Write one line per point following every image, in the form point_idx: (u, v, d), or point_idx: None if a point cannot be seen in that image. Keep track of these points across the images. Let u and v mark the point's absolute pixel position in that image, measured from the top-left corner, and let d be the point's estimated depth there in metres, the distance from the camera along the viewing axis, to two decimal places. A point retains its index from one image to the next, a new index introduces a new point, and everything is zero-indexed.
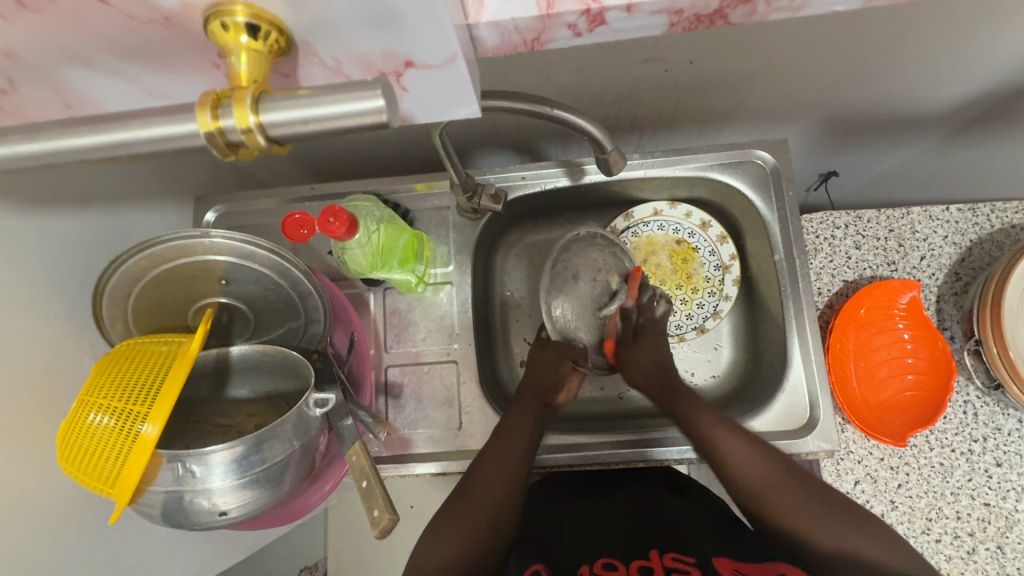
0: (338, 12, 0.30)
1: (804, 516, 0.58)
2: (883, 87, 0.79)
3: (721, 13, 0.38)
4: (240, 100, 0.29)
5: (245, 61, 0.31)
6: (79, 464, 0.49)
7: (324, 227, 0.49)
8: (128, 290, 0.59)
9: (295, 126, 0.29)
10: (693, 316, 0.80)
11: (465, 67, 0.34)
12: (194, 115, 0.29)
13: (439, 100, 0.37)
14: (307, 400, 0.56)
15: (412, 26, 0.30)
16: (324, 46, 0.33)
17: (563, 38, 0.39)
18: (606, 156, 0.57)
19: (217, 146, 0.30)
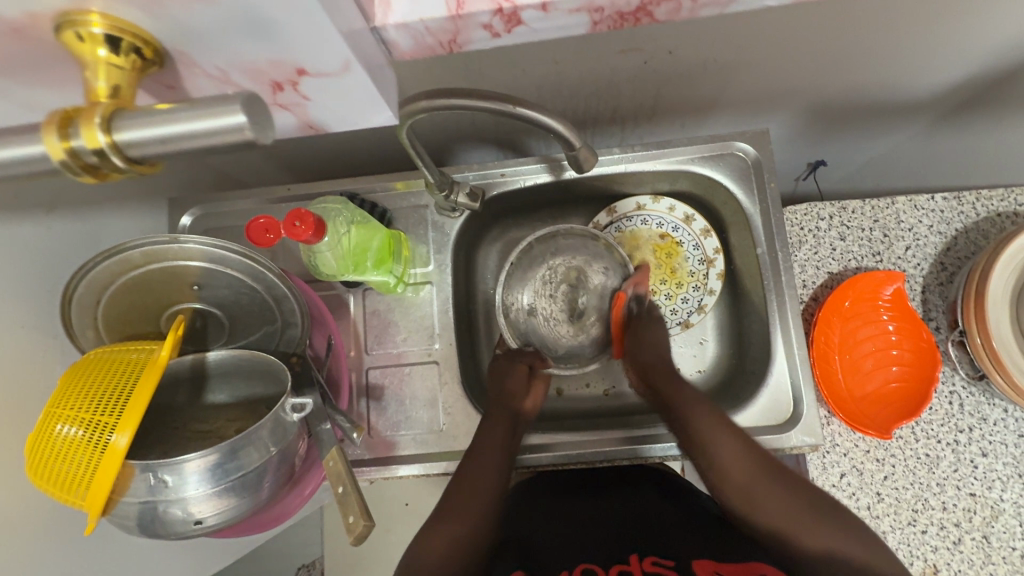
0: (207, 22, 0.29)
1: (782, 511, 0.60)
2: (866, 75, 0.78)
3: (644, 9, 0.40)
4: (90, 121, 0.29)
5: (102, 76, 0.31)
6: (48, 478, 0.48)
7: (291, 231, 0.47)
8: (97, 299, 0.58)
9: (148, 145, 0.29)
10: (677, 311, 0.79)
11: (363, 73, 0.35)
12: (41, 137, 0.28)
13: (344, 111, 0.39)
14: (283, 406, 0.55)
15: (292, 36, 0.31)
16: (203, 56, 0.33)
17: (481, 38, 0.41)
18: (578, 153, 0.55)
19: (70, 169, 0.30)
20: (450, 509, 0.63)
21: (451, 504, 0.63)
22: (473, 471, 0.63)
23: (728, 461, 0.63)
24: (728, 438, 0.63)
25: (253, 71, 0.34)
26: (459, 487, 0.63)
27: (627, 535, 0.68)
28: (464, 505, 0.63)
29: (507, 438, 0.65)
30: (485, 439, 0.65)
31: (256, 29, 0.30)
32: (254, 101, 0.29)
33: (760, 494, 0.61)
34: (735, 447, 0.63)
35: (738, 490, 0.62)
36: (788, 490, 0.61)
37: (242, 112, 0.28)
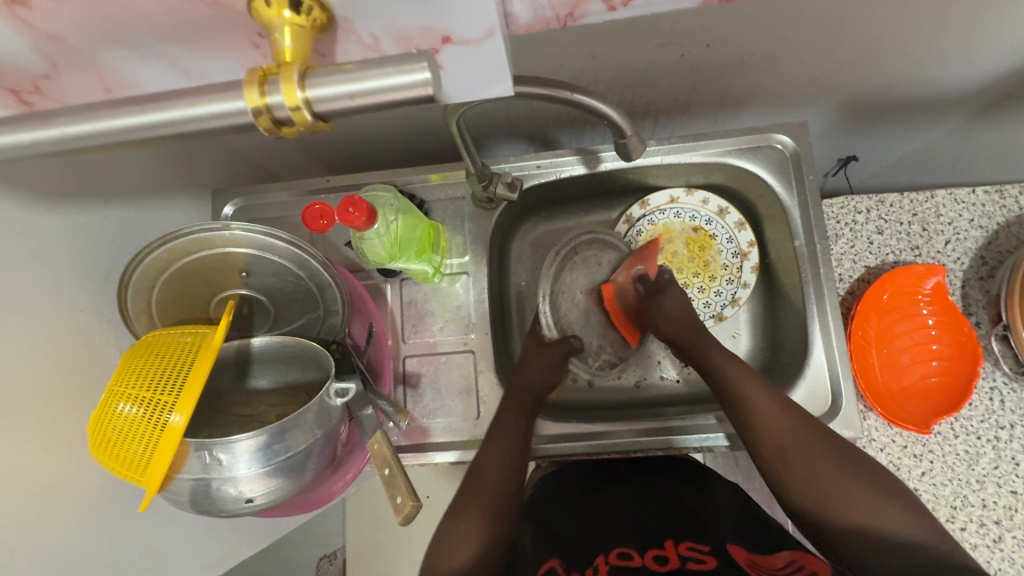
0: None
1: (828, 486, 0.58)
2: (906, 68, 0.77)
3: None
4: (289, 78, 0.29)
5: (288, 37, 0.33)
6: (108, 454, 0.50)
7: (344, 217, 0.49)
8: (151, 283, 0.60)
9: (342, 99, 0.29)
10: (709, 306, 0.80)
11: (501, 42, 0.33)
12: (245, 93, 0.29)
13: (469, 79, 0.36)
14: (327, 390, 0.57)
15: (450, 4, 0.31)
16: (363, 23, 0.34)
17: (597, 12, 0.38)
18: (625, 141, 0.56)
19: (264, 122, 0.30)
20: (460, 517, 0.60)
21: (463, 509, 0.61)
22: (476, 472, 0.64)
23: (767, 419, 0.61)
24: (762, 396, 0.62)
25: (418, 29, 0.33)
26: (467, 490, 0.63)
27: (661, 519, 0.70)
28: (473, 504, 0.61)
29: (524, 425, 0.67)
30: (496, 430, 0.66)
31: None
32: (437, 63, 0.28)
33: (805, 466, 0.59)
34: (772, 406, 0.62)
35: (777, 456, 0.60)
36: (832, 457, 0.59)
37: (427, 71, 0.28)
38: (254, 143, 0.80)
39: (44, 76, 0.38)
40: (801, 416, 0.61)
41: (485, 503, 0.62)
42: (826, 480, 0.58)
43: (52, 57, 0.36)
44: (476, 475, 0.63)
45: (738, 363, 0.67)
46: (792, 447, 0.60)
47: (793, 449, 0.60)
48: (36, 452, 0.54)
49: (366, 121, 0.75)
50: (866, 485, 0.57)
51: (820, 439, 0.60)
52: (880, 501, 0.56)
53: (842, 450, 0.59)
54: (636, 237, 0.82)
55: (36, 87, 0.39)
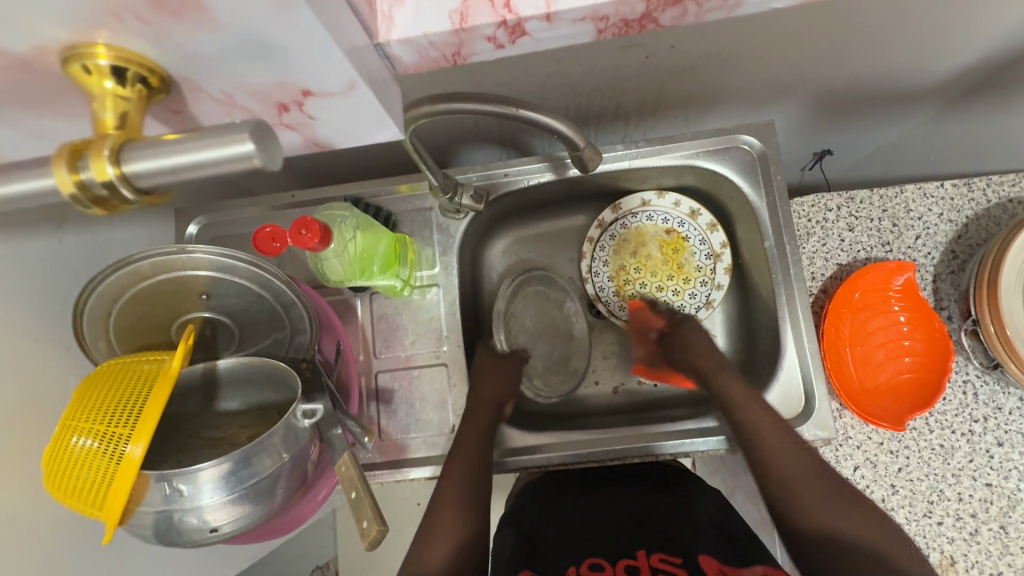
0: (208, 45, 0.29)
1: (806, 498, 0.58)
2: (872, 62, 0.77)
3: (649, 17, 0.39)
4: (100, 153, 0.28)
5: (109, 107, 0.31)
6: (65, 489, 0.49)
7: (297, 239, 0.48)
8: (107, 310, 0.58)
9: (161, 176, 0.28)
10: (673, 313, 0.81)
11: (369, 91, 0.34)
12: (52, 171, 0.27)
13: (356, 127, 0.38)
14: (293, 412, 0.56)
15: (297, 57, 0.30)
16: (208, 80, 0.33)
17: (485, 50, 0.40)
18: (579, 154, 0.55)
19: (81, 203, 0.29)
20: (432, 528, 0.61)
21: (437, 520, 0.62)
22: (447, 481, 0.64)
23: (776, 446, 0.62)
24: (771, 427, 0.63)
25: (260, 95, 0.34)
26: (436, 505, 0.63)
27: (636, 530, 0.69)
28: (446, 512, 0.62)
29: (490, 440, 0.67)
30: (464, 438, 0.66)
31: (251, 46, 0.29)
32: (262, 132, 0.27)
33: (802, 484, 0.59)
34: (781, 438, 0.62)
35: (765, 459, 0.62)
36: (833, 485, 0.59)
37: (250, 141, 0.26)
38: None
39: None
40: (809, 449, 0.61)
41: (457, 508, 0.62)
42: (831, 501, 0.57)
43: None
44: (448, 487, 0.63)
45: (748, 393, 0.67)
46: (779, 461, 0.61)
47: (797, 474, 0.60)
48: None
49: None
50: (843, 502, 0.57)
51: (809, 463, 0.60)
52: (853, 516, 0.56)
53: (830, 472, 0.59)
54: (608, 242, 0.83)
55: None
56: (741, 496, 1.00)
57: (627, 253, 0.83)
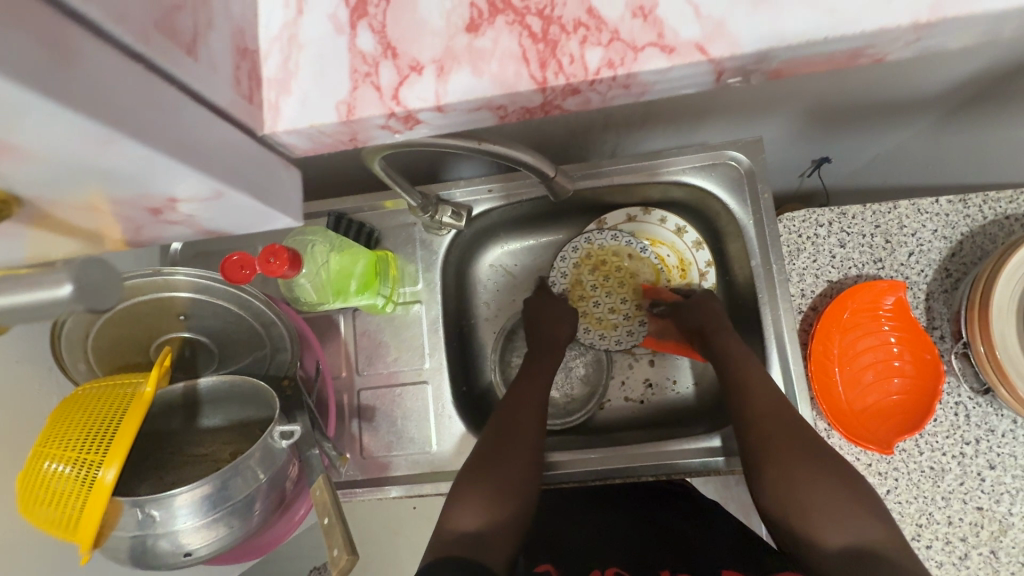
0: (28, 171, 0.25)
1: (799, 484, 0.56)
2: (866, 75, 0.75)
3: (553, 104, 0.34)
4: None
5: None
6: (39, 514, 0.49)
7: (265, 268, 0.47)
8: (84, 332, 0.58)
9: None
10: (606, 337, 0.81)
11: (242, 196, 0.31)
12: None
13: (239, 217, 0.34)
14: (271, 433, 0.56)
15: (137, 179, 0.27)
16: (53, 201, 0.29)
17: (383, 135, 0.35)
18: (553, 180, 0.54)
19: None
20: (469, 491, 0.59)
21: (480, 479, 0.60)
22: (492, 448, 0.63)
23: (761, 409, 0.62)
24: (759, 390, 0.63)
25: (126, 204, 0.30)
26: (479, 463, 0.61)
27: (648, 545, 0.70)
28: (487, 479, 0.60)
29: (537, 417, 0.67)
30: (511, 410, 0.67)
31: (77, 173, 0.25)
32: (84, 270, 0.27)
33: (776, 451, 0.59)
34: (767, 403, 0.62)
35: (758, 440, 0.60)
36: (809, 456, 0.58)
37: (69, 285, 0.26)
38: None
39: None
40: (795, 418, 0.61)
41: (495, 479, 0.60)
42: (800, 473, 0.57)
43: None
44: (494, 451, 0.62)
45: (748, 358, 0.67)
46: (773, 441, 0.60)
47: (775, 441, 0.60)
48: None
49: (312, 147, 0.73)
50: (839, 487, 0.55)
51: (804, 443, 0.59)
52: (851, 505, 0.54)
53: (809, 438, 0.59)
54: (572, 253, 0.82)
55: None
56: (733, 509, 0.99)
57: (592, 266, 0.82)
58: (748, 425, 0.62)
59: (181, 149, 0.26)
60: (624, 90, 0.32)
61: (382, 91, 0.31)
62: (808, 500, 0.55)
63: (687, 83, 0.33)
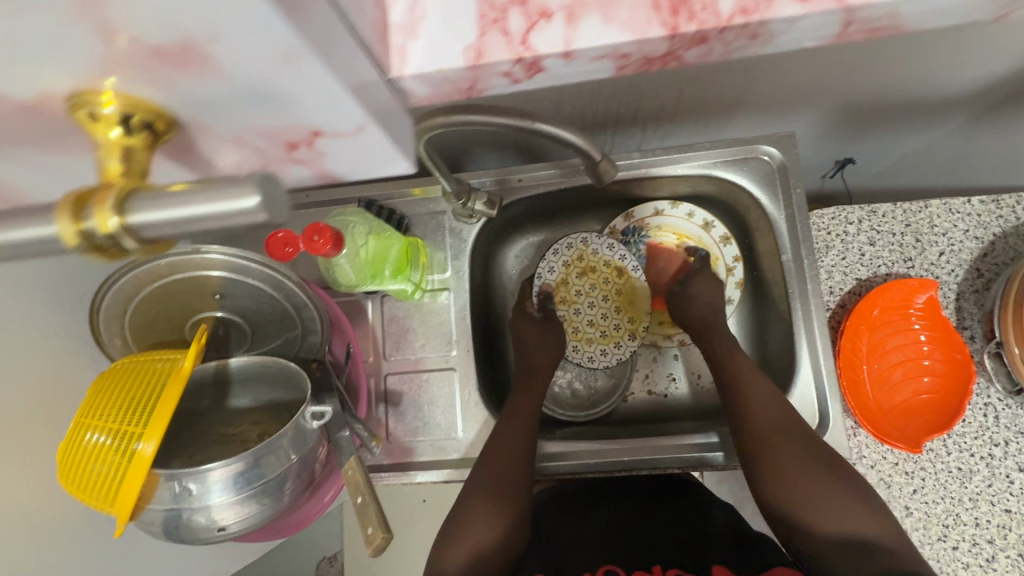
0: (211, 92, 0.30)
1: (805, 484, 0.60)
2: (900, 73, 0.75)
3: (672, 55, 0.40)
4: (102, 204, 0.27)
5: (113, 156, 0.31)
6: (78, 484, 0.50)
7: (309, 246, 0.47)
8: (123, 309, 0.59)
9: (166, 227, 0.27)
10: (608, 352, 0.80)
11: (379, 133, 0.35)
12: (54, 221, 0.26)
13: (364, 160, 0.39)
14: (304, 414, 0.56)
15: (306, 103, 0.31)
16: (219, 124, 0.33)
17: (501, 84, 0.41)
18: (597, 165, 0.53)
19: (79, 250, 0.27)
20: (463, 522, 0.64)
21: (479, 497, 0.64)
22: (480, 486, 0.64)
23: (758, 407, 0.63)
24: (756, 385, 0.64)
25: (270, 134, 0.34)
26: (469, 500, 0.64)
27: (658, 543, 0.71)
28: (476, 516, 0.63)
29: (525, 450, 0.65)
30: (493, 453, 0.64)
31: (259, 93, 0.30)
32: (270, 183, 0.26)
33: (774, 451, 0.61)
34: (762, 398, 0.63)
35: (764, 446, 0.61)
36: (806, 453, 0.61)
37: (257, 197, 0.25)
38: None
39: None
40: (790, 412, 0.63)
41: (484, 523, 0.63)
42: (799, 473, 0.60)
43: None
44: (483, 494, 0.64)
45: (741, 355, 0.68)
46: (780, 444, 0.61)
47: (771, 440, 0.61)
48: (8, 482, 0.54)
49: None
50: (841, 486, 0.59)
51: (805, 442, 0.61)
52: (852, 500, 0.58)
53: (803, 432, 0.61)
54: (558, 260, 0.81)
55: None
56: (750, 508, 0.98)
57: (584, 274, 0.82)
58: (745, 423, 0.63)
59: (339, 65, 0.29)
60: (747, 39, 0.39)
61: (511, 36, 0.37)
62: (812, 500, 0.59)
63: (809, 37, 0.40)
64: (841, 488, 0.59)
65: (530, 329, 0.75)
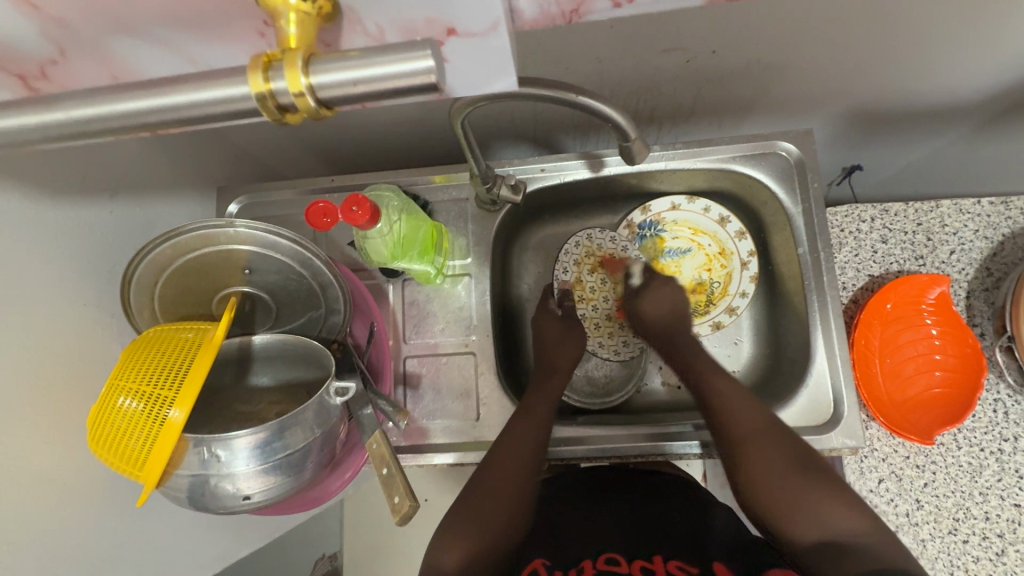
0: None
1: (778, 485, 0.63)
2: (912, 78, 0.77)
3: None
4: (293, 63, 0.28)
5: (293, 24, 0.31)
6: (107, 446, 0.50)
7: (348, 216, 0.54)
8: (154, 279, 0.60)
9: (346, 86, 0.28)
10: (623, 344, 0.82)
11: (507, 36, 0.33)
12: (247, 78, 0.28)
13: (477, 71, 0.36)
14: (327, 389, 0.56)
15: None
16: (367, 12, 0.33)
17: (602, 9, 0.37)
18: (630, 145, 0.57)
19: (268, 110, 0.29)
20: (452, 533, 0.61)
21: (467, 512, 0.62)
22: (483, 485, 0.63)
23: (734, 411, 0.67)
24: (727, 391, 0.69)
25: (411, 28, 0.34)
26: (452, 518, 0.63)
27: (663, 532, 0.68)
28: (466, 521, 0.62)
29: (536, 449, 0.64)
30: (506, 450, 0.63)
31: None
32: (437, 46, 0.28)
33: (753, 453, 0.64)
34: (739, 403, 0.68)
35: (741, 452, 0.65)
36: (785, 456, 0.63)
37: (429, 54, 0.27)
38: (257, 141, 0.81)
39: (50, 62, 0.36)
40: (769, 413, 0.66)
41: (473, 527, 0.61)
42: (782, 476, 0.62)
43: (59, 40, 0.35)
44: (482, 499, 0.63)
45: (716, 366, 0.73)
46: (755, 446, 0.64)
47: (751, 443, 0.65)
48: (34, 445, 0.54)
49: (371, 121, 0.75)
50: (818, 486, 0.61)
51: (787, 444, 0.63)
52: (825, 498, 0.60)
53: (783, 431, 0.64)
54: (570, 260, 0.83)
55: (41, 72, 0.37)
56: None
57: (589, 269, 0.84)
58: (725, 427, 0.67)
59: None
60: None
61: None
62: (786, 500, 0.62)
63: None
64: (821, 489, 0.61)
65: (553, 325, 0.78)
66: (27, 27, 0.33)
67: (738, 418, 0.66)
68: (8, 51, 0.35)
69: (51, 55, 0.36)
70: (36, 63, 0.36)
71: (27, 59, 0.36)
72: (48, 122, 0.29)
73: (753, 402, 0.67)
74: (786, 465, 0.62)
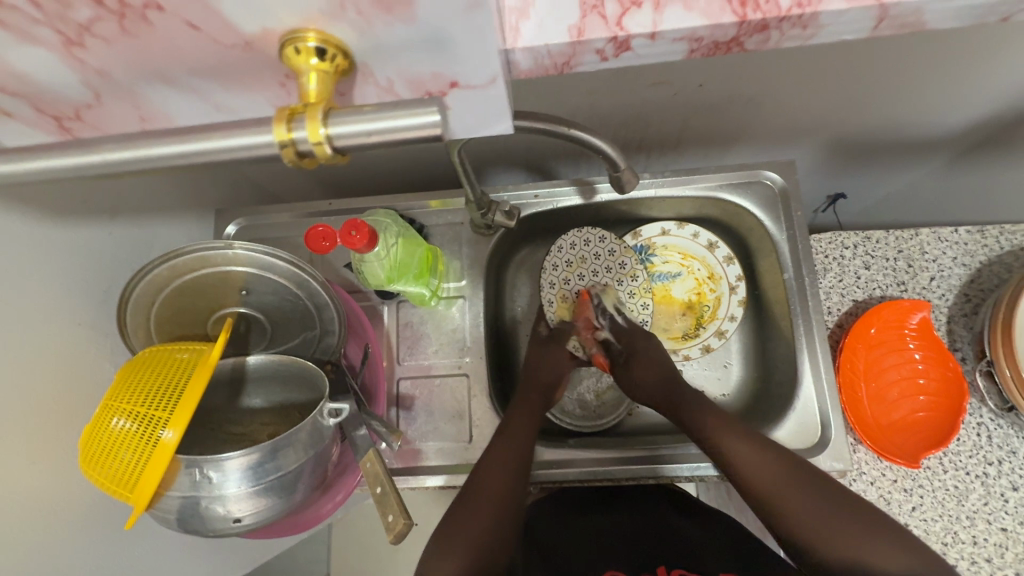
0: (396, 35, 0.32)
1: (820, 524, 0.56)
2: (887, 113, 0.80)
3: (737, 41, 0.42)
4: (314, 115, 0.30)
5: (314, 81, 0.33)
6: (97, 467, 0.50)
7: (346, 239, 0.55)
8: (151, 299, 0.61)
9: (355, 138, 0.30)
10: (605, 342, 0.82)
11: (505, 88, 0.36)
12: (273, 128, 0.30)
13: (477, 120, 0.39)
14: (321, 410, 0.56)
15: (460, 50, 0.33)
16: (381, 67, 0.35)
17: (591, 62, 0.43)
18: (620, 174, 0.59)
19: (288, 155, 0.31)
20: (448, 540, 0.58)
21: (464, 509, 0.60)
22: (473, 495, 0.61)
23: (747, 464, 0.60)
24: (735, 440, 0.62)
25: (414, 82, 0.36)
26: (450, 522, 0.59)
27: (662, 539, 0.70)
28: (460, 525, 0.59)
29: (522, 460, 0.64)
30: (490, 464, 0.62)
31: (422, 41, 0.32)
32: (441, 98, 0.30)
33: (785, 500, 0.58)
34: (749, 449, 0.61)
35: (768, 498, 0.59)
36: (813, 495, 0.57)
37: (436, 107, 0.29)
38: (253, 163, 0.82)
39: (86, 105, 0.38)
40: (781, 458, 0.60)
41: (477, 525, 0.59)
42: (824, 521, 0.56)
43: (96, 87, 0.37)
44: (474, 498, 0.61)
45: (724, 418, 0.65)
46: (781, 497, 0.58)
47: (778, 496, 0.58)
48: (27, 469, 0.54)
49: None
50: (863, 526, 0.55)
51: (810, 486, 0.58)
52: (875, 539, 0.54)
53: (788, 462, 0.60)
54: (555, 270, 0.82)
55: (78, 114, 0.39)
56: None
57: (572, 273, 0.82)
58: (745, 487, 0.60)
59: None
60: (801, 31, 0.41)
61: (608, 19, 0.40)
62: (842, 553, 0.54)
63: (849, 30, 0.41)
64: (867, 531, 0.54)
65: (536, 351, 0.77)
66: (52, 75, 0.35)
67: (750, 455, 0.61)
68: (44, 96, 0.37)
69: (79, 99, 0.38)
70: (72, 106, 0.38)
71: (65, 101, 0.38)
72: (81, 164, 0.30)
73: (765, 443, 0.62)
74: (818, 506, 0.57)
